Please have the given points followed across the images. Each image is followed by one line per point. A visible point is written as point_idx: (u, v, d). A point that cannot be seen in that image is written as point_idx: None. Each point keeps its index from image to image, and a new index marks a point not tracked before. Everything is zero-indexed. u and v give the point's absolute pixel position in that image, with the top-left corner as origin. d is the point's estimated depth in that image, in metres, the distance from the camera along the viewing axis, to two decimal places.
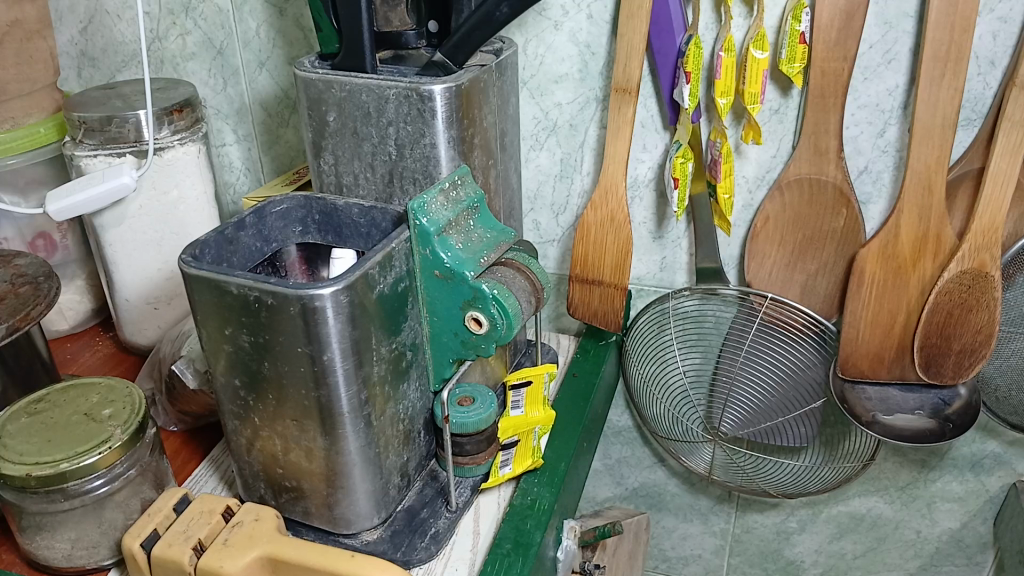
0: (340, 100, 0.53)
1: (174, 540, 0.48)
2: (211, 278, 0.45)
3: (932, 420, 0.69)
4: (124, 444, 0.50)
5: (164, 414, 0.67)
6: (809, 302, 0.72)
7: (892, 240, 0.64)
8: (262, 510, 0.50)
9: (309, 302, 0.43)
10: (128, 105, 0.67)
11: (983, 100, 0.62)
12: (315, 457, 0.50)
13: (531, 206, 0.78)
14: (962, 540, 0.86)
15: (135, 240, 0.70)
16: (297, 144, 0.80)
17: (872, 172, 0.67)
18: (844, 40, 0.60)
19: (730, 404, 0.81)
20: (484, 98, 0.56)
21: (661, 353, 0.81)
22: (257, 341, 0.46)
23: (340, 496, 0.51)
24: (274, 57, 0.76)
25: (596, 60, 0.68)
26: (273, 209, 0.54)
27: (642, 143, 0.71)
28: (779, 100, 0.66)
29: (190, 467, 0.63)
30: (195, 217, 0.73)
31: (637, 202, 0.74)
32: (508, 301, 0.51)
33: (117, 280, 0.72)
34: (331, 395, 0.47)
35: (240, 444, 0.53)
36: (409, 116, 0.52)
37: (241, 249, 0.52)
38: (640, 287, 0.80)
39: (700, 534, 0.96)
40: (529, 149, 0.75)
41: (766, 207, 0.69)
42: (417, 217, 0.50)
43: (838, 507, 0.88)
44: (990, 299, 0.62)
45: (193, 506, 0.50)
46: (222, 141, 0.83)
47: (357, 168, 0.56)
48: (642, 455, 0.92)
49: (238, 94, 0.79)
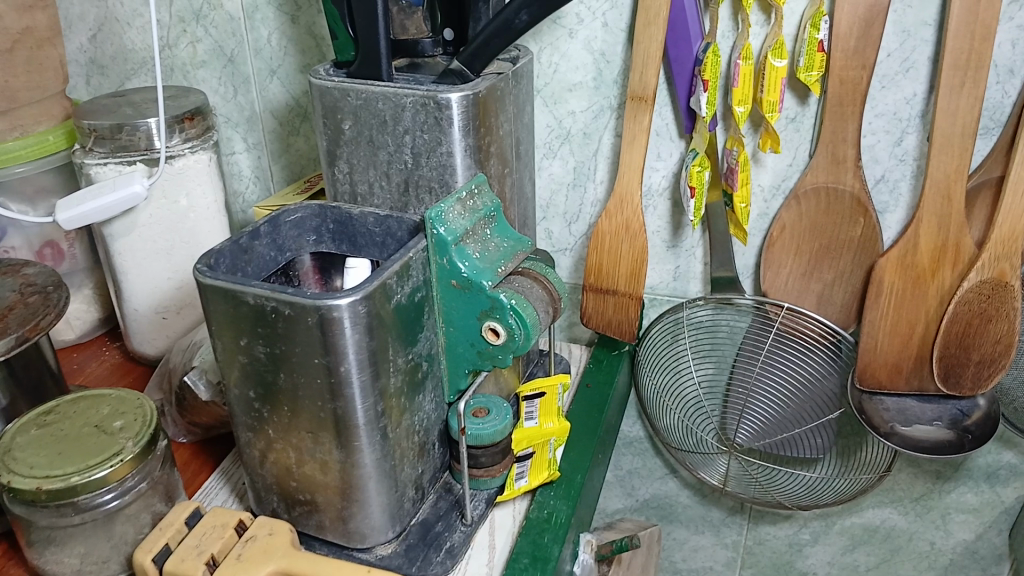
0: (356, 109, 0.53)
1: (186, 555, 0.47)
2: (227, 289, 0.45)
3: (951, 431, 0.67)
4: (136, 457, 0.49)
5: (173, 425, 0.66)
6: (825, 312, 0.71)
7: (911, 249, 0.63)
8: (275, 524, 0.50)
9: (326, 312, 0.43)
10: (139, 113, 0.67)
11: (1001, 109, 0.62)
12: (330, 470, 0.49)
13: (543, 215, 0.77)
14: (977, 552, 0.85)
15: (145, 250, 0.70)
16: (308, 152, 0.80)
17: (889, 180, 0.66)
18: (863, 48, 0.59)
19: (746, 415, 0.80)
20: (501, 106, 0.55)
21: (675, 363, 0.81)
22: (273, 352, 0.46)
23: (354, 509, 0.51)
24: (286, 65, 0.76)
25: (610, 68, 0.68)
26: (287, 218, 0.53)
27: (656, 152, 0.70)
28: (796, 108, 0.65)
29: (200, 479, 0.63)
30: (206, 226, 0.72)
31: (651, 211, 0.74)
32: (526, 312, 0.50)
33: (127, 291, 0.72)
34: (347, 407, 0.46)
35: (253, 457, 0.52)
36: (426, 125, 0.52)
37: (255, 258, 0.51)
38: (653, 297, 0.79)
39: (712, 545, 0.95)
40: (542, 157, 0.74)
41: (783, 216, 0.68)
42: (434, 226, 0.49)
43: (851, 518, 0.87)
44: (1010, 309, 0.61)
45: (206, 519, 0.50)
46: (231, 150, 0.82)
47: (372, 177, 0.55)
48: (653, 466, 0.91)
49: (248, 102, 0.79)
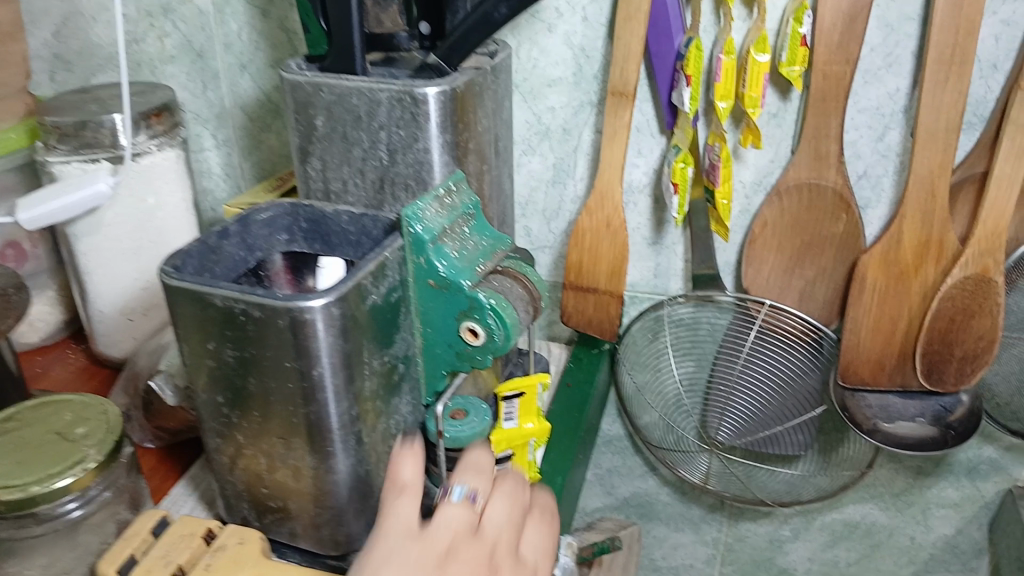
0: (330, 104, 0.51)
1: (153, 566, 0.45)
2: (196, 291, 0.43)
3: (934, 428, 0.67)
4: (100, 465, 0.47)
5: (139, 430, 0.64)
6: (807, 308, 0.71)
7: (894, 246, 0.62)
8: (245, 533, 0.49)
9: (298, 314, 0.41)
10: (105, 110, 0.65)
11: (985, 104, 0.61)
12: (302, 476, 0.48)
13: (522, 212, 0.76)
14: (957, 547, 0.86)
15: (111, 249, 0.67)
16: (280, 149, 0.78)
17: (871, 176, 0.66)
18: (846, 43, 0.59)
19: (728, 412, 0.79)
20: (479, 102, 0.54)
21: (656, 361, 0.80)
22: (243, 356, 0.44)
23: (328, 516, 0.49)
24: (257, 60, 0.74)
25: (590, 63, 0.67)
26: (258, 216, 0.52)
27: (637, 148, 0.70)
28: (778, 103, 0.64)
29: (167, 486, 0.61)
30: (173, 224, 0.70)
31: (631, 207, 0.73)
32: (507, 312, 0.49)
33: (91, 291, 0.69)
34: (321, 412, 0.45)
35: (222, 463, 0.50)
36: (402, 121, 0.50)
37: (224, 258, 0.49)
38: (634, 295, 0.78)
39: (692, 543, 0.94)
40: (521, 153, 0.73)
41: (764, 212, 0.68)
42: (411, 225, 0.48)
43: (832, 514, 0.87)
44: (993, 305, 0.61)
45: (173, 528, 0.48)
46: (200, 147, 0.80)
47: (346, 174, 0.53)
48: (633, 464, 0.91)
49: (218, 98, 0.77)
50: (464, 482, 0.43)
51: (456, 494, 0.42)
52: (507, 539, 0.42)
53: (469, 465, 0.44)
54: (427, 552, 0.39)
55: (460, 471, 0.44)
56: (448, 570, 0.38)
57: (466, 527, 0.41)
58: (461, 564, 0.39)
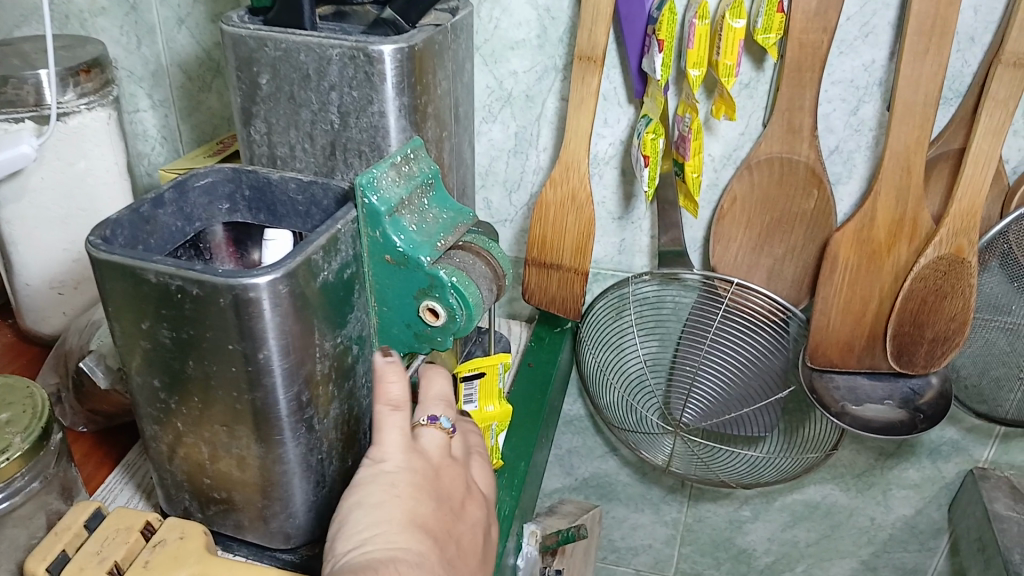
0: (275, 61, 0.47)
1: (86, 564, 0.41)
2: (125, 265, 0.38)
3: (903, 411, 0.66)
4: (26, 454, 0.42)
5: (70, 414, 0.60)
6: (775, 287, 0.69)
7: (868, 223, 0.60)
8: (188, 526, 0.44)
9: (242, 293, 0.37)
10: (27, 64, 0.59)
11: (962, 78, 0.59)
12: (248, 466, 0.44)
13: (482, 183, 0.72)
14: (915, 527, 0.86)
15: (38, 217, 0.62)
16: (222, 111, 0.73)
17: (843, 151, 0.64)
18: (824, 10, 0.56)
19: (692, 394, 0.77)
20: (439, 62, 0.50)
21: (620, 340, 0.77)
22: (180, 337, 0.40)
23: (276, 508, 0.46)
24: (196, 14, 0.68)
25: (556, 25, 0.63)
26: (195, 183, 0.47)
27: (603, 118, 0.66)
28: (751, 73, 0.62)
29: (101, 474, 0.56)
30: (105, 191, 0.65)
31: (597, 179, 0.70)
32: (469, 290, 0.46)
33: (17, 262, 0.64)
34: (268, 398, 0.41)
35: (160, 452, 0.46)
36: (354, 81, 0.46)
37: (159, 229, 0.45)
38: (598, 271, 0.75)
39: (651, 523, 0.93)
40: (481, 121, 0.69)
41: (734, 186, 0.65)
42: (366, 195, 0.44)
43: (793, 495, 0.86)
44: (966, 287, 0.60)
45: (108, 522, 0.44)
46: (134, 107, 0.74)
47: (293, 138, 0.49)
48: (593, 445, 0.88)
49: (154, 55, 0.71)
50: (436, 411, 0.47)
51: (437, 421, 0.46)
52: (470, 464, 0.48)
53: (438, 394, 0.48)
54: (428, 464, 0.44)
55: (428, 400, 0.48)
56: (443, 474, 0.45)
57: (443, 449, 0.46)
58: (450, 480, 0.45)
